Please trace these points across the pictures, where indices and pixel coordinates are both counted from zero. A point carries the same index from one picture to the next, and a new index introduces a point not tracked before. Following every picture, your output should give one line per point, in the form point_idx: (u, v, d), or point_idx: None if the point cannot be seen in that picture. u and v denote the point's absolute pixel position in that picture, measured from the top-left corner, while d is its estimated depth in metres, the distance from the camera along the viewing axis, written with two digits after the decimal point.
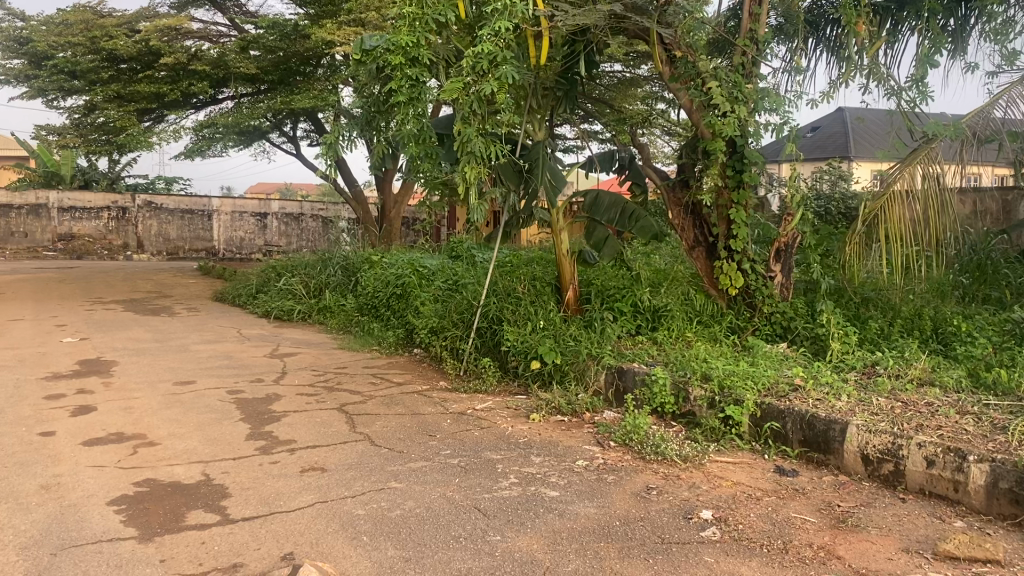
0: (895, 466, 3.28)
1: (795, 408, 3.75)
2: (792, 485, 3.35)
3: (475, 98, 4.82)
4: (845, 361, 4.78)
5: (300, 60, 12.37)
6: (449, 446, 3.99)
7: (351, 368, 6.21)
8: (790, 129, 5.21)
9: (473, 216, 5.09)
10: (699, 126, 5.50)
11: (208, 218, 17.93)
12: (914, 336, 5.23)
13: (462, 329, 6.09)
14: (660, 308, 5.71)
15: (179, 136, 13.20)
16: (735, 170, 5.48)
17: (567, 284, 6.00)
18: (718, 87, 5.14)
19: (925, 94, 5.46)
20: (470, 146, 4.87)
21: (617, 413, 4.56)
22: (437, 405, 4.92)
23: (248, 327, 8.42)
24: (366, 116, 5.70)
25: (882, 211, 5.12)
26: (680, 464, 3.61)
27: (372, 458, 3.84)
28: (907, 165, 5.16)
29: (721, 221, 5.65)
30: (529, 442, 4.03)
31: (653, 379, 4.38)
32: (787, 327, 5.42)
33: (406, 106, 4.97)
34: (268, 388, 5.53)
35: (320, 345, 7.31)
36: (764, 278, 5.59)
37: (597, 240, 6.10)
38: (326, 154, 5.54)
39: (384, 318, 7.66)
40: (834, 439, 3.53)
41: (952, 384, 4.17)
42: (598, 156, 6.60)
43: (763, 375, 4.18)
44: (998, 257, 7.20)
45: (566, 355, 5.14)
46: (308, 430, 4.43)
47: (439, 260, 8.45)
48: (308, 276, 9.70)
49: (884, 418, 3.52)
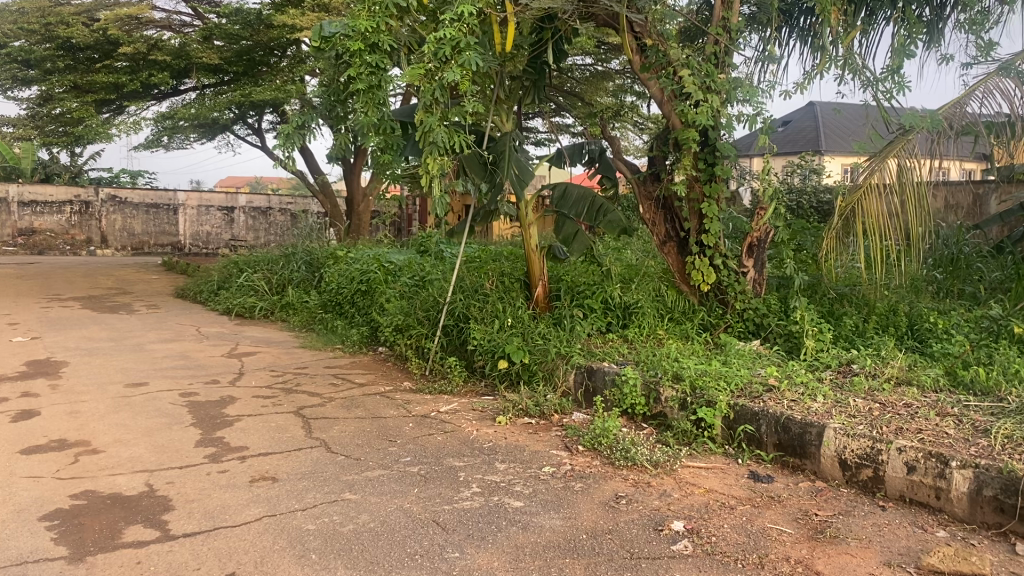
0: (873, 471, 3.14)
1: (769, 410, 3.60)
2: (767, 492, 3.20)
3: (438, 86, 4.62)
4: (820, 359, 4.65)
5: (265, 51, 12.05)
6: (410, 453, 3.80)
7: (312, 368, 5.99)
8: (763, 120, 5.06)
9: (436, 210, 4.87)
10: (670, 118, 5.34)
11: (174, 212, 17.53)
12: (889, 332, 5.12)
13: (427, 326, 5.88)
14: (631, 304, 5.55)
15: (140, 128, 12.84)
16: (706, 163, 5.33)
17: (536, 280, 5.80)
18: (689, 76, 4.98)
19: (901, 84, 5.34)
20: (433, 136, 4.66)
21: (587, 415, 4.40)
22: (399, 407, 4.72)
23: (209, 325, 8.15)
24: (326, 106, 5.48)
25: (859, 204, 5.05)
26: (651, 470, 3.45)
27: (326, 467, 3.64)
28: (883, 157, 5.05)
29: (692, 215, 5.52)
30: (493, 448, 3.85)
31: (623, 379, 4.22)
32: (759, 324, 5.29)
33: (366, 94, 4.76)
34: (224, 391, 5.30)
35: (281, 344, 7.07)
36: (737, 275, 5.45)
37: (565, 235, 5.84)
38: (284, 146, 5.32)
39: (348, 316, 7.44)
40: (810, 443, 3.38)
41: (930, 383, 4.06)
42: (568, 148, 6.43)
43: (736, 374, 4.03)
44: (970, 252, 7.13)
45: (535, 354, 4.96)
46: (261, 436, 4.21)
47: (406, 255, 8.23)
48: (271, 272, 9.43)
49: (862, 421, 3.38)
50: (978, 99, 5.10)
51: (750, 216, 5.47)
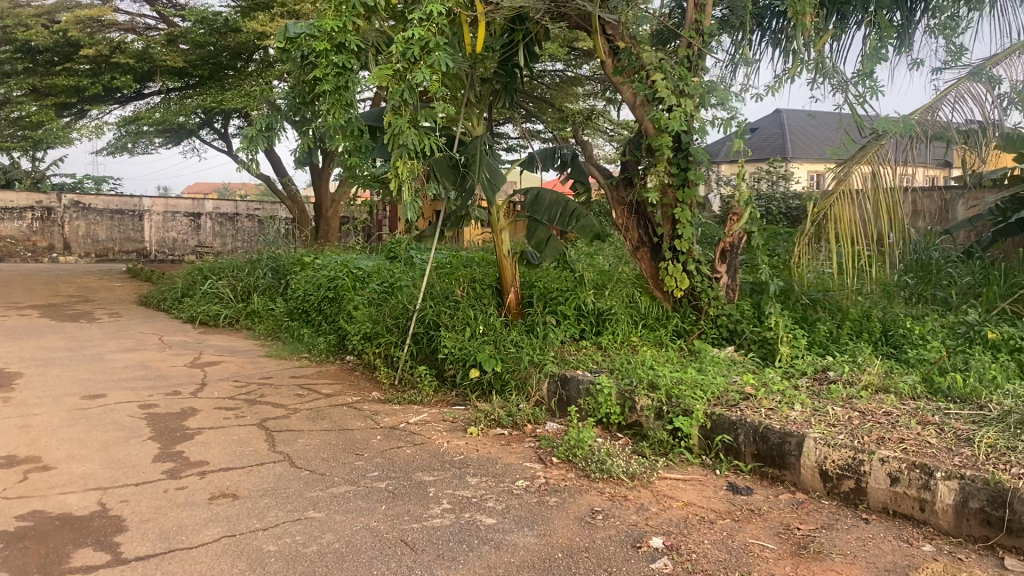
0: (855, 482, 3.05)
1: (747, 419, 3.51)
2: (747, 505, 3.10)
3: (407, 87, 4.48)
4: (795, 365, 4.57)
5: (231, 55, 11.79)
6: (378, 467, 3.65)
7: (277, 378, 5.82)
8: (738, 124, 4.99)
9: (406, 215, 4.71)
10: (643, 122, 5.25)
11: (139, 218, 17.16)
12: (863, 339, 5.07)
13: (397, 334, 5.73)
14: (605, 311, 5.45)
15: (102, 132, 12.54)
16: (680, 168, 5.26)
17: (509, 286, 5.67)
18: (663, 79, 4.90)
19: (874, 88, 5.30)
20: (401, 139, 4.52)
21: (561, 425, 4.28)
22: (366, 419, 4.57)
23: (171, 334, 7.93)
24: (292, 108, 5.32)
25: (832, 209, 4.98)
26: (627, 483, 3.33)
27: (290, 483, 3.49)
28: (857, 162, 5.00)
29: (665, 220, 5.43)
30: (464, 461, 3.71)
31: (597, 388, 4.12)
32: (734, 330, 5.21)
33: (332, 96, 4.61)
34: (185, 403, 5.11)
35: (246, 353, 6.88)
36: (710, 280, 5.37)
37: (538, 241, 5.81)
38: (247, 149, 5.15)
39: (315, 324, 7.27)
40: (790, 453, 3.29)
41: (907, 391, 3.99)
42: (539, 152, 6.33)
43: (712, 383, 3.93)
44: (940, 257, 7.14)
45: (507, 363, 4.84)
46: (222, 450, 4.05)
47: (374, 261, 8.07)
48: (236, 279, 9.22)
49: (842, 430, 3.30)
50: (950, 103, 5.08)
51: (723, 222, 5.41)
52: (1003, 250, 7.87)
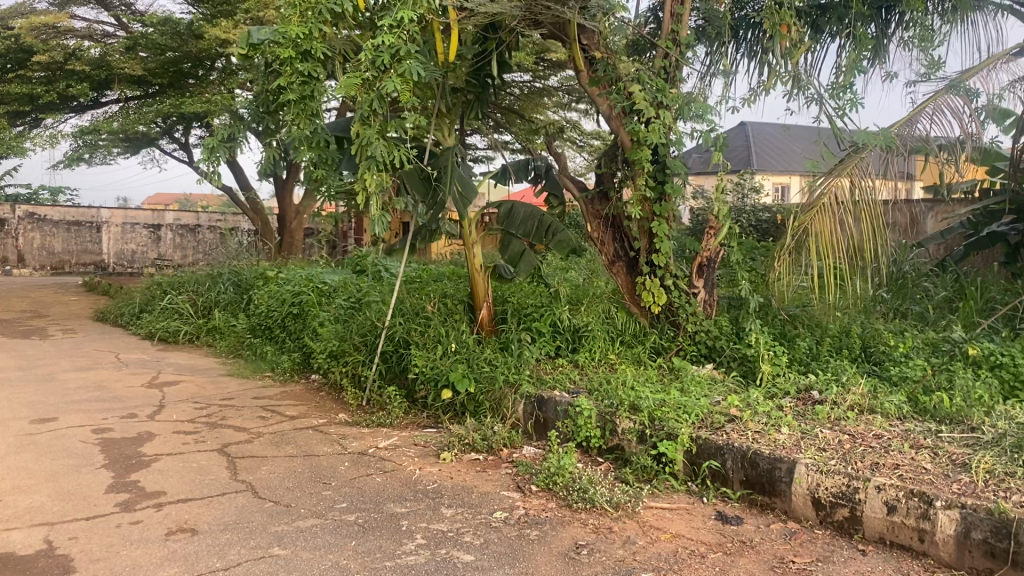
0: (850, 511, 2.92)
1: (734, 444, 3.36)
2: (738, 537, 2.95)
3: (376, 96, 4.29)
4: (777, 385, 4.45)
5: (193, 63, 11.51)
6: (347, 498, 3.45)
7: (239, 399, 5.57)
8: (717, 136, 4.87)
9: (374, 230, 4.50)
10: (619, 134, 5.13)
11: (97, 230, 16.67)
12: (843, 355, 4.97)
13: (365, 352, 5.52)
14: (581, 327, 5.29)
15: (56, 141, 12.16)
16: (657, 181, 5.13)
17: (481, 302, 5.50)
18: (640, 90, 4.77)
19: (853, 100, 5.23)
20: (370, 150, 4.33)
21: (539, 449, 4.11)
22: (334, 444, 4.36)
23: (129, 352, 7.62)
24: (255, 117, 5.11)
25: (813, 222, 4.88)
26: (612, 513, 3.17)
27: (253, 516, 3.27)
28: (837, 176, 4.92)
29: (642, 234, 5.31)
30: (439, 490, 3.52)
31: (576, 411, 3.96)
32: (712, 347, 5.08)
33: (297, 105, 4.41)
34: (141, 426, 4.85)
35: (207, 372, 6.62)
36: (687, 296, 5.24)
37: (512, 255, 5.61)
38: (207, 159, 4.89)
39: (279, 341, 7.03)
40: (780, 480, 3.16)
41: (894, 411, 3.90)
42: (512, 164, 6.18)
43: (695, 405, 3.79)
44: (913, 271, 7.11)
45: (481, 383, 4.66)
46: (180, 479, 3.80)
47: (341, 276, 7.85)
48: (197, 293, 8.93)
49: (834, 456, 3.16)
50: (929, 117, 5.02)
51: (701, 236, 5.30)
52: (973, 263, 7.88)
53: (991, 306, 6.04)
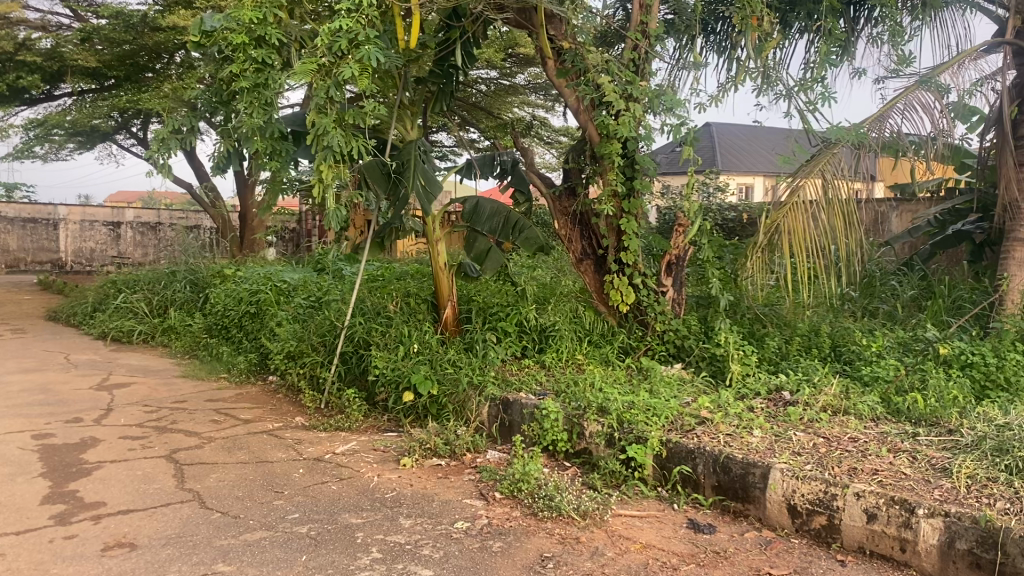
0: (828, 519, 2.79)
1: (706, 448, 3.22)
2: (712, 547, 2.81)
3: (333, 83, 4.09)
4: (748, 385, 4.34)
5: (149, 55, 11.18)
6: (300, 508, 3.26)
7: (191, 402, 5.33)
8: (687, 130, 4.72)
9: (330, 224, 4.31)
10: (587, 128, 4.98)
11: (53, 228, 16.01)
12: (814, 355, 4.87)
13: (323, 353, 5.32)
14: (547, 327, 5.13)
15: (7, 135, 11.75)
16: (625, 176, 4.99)
17: (445, 301, 5.31)
18: (609, 82, 4.62)
19: (824, 95, 5.13)
20: (326, 140, 4.13)
21: (503, 454, 3.95)
22: (289, 449, 4.16)
23: (78, 353, 7.32)
24: (208, 108, 4.90)
25: (785, 220, 4.77)
26: (579, 522, 3.01)
27: (198, 529, 3.06)
28: (809, 172, 4.81)
29: (610, 231, 5.17)
30: (397, 499, 3.34)
31: (542, 414, 3.81)
32: (681, 347, 4.96)
33: (250, 93, 4.20)
34: (85, 431, 4.61)
35: (159, 373, 6.36)
36: (656, 294, 5.10)
37: (478, 252, 5.44)
38: (155, 154, 4.66)
39: (235, 341, 6.79)
40: (753, 486, 3.02)
41: (868, 412, 3.81)
42: (477, 159, 6.00)
43: (665, 407, 3.66)
44: (882, 270, 7.05)
45: (443, 384, 4.48)
46: (122, 489, 3.57)
47: (300, 274, 7.63)
48: (151, 292, 8.63)
49: (810, 460, 3.04)
50: (900, 112, 4.91)
51: (670, 233, 5.17)
52: (941, 262, 7.85)
53: (959, 304, 5.99)
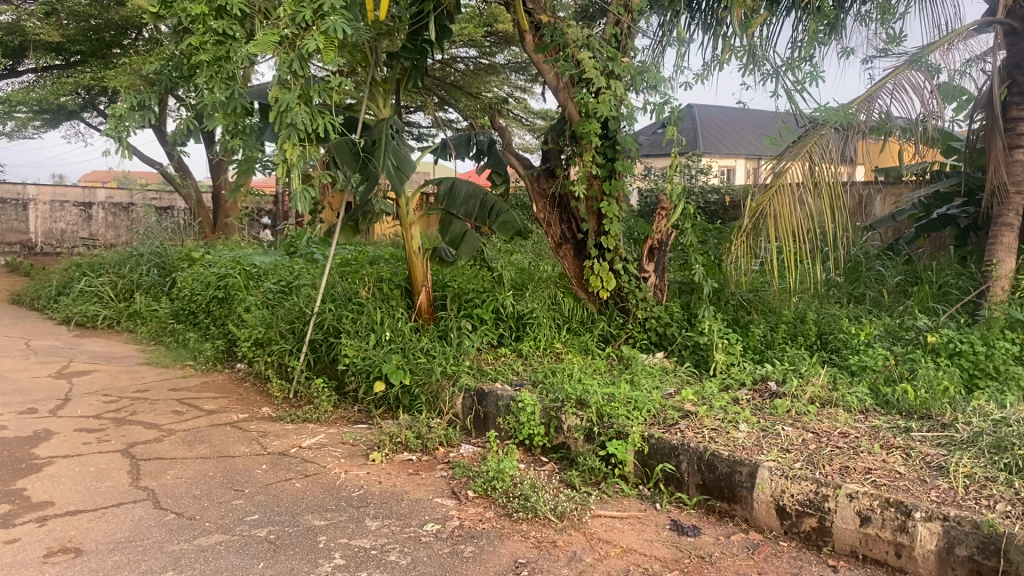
0: (819, 521, 2.64)
1: (689, 444, 3.06)
2: (696, 551, 2.65)
3: (297, 56, 3.86)
4: (732, 375, 4.18)
5: (116, 31, 10.82)
6: (260, 508, 3.07)
7: (154, 392, 5.11)
8: (671, 110, 4.53)
9: (296, 206, 4.10)
10: (567, 106, 4.79)
11: (23, 208, 15.07)
12: (799, 343, 4.72)
13: (292, 340, 5.11)
14: (525, 314, 4.95)
15: None
16: (606, 158, 4.82)
17: (419, 286, 5.11)
18: (590, 58, 4.42)
19: (813, 75, 4.95)
20: (290, 117, 3.90)
21: (477, 448, 3.77)
22: (253, 443, 3.96)
23: (40, 338, 7.05)
24: (167, 83, 4.64)
25: (772, 203, 4.60)
26: (555, 524, 2.84)
27: (150, 532, 2.86)
28: (796, 155, 4.64)
29: (590, 215, 5.00)
30: (364, 499, 3.16)
31: (519, 407, 3.64)
32: (662, 335, 4.80)
33: (209, 67, 3.96)
34: (39, 423, 4.37)
35: (123, 361, 6.13)
36: (637, 281, 4.94)
37: (452, 237, 5.20)
38: (112, 133, 4.40)
39: (202, 327, 6.57)
40: (740, 485, 2.86)
41: (857, 405, 3.67)
42: (453, 139, 5.78)
43: (647, 399, 3.49)
44: (866, 255, 6.93)
45: (416, 374, 4.30)
46: (72, 487, 3.36)
47: (271, 257, 7.40)
48: (117, 275, 8.35)
49: (799, 458, 2.88)
50: (889, 93, 4.74)
51: (652, 217, 5.00)
52: (926, 247, 7.73)
53: (945, 291, 5.88)
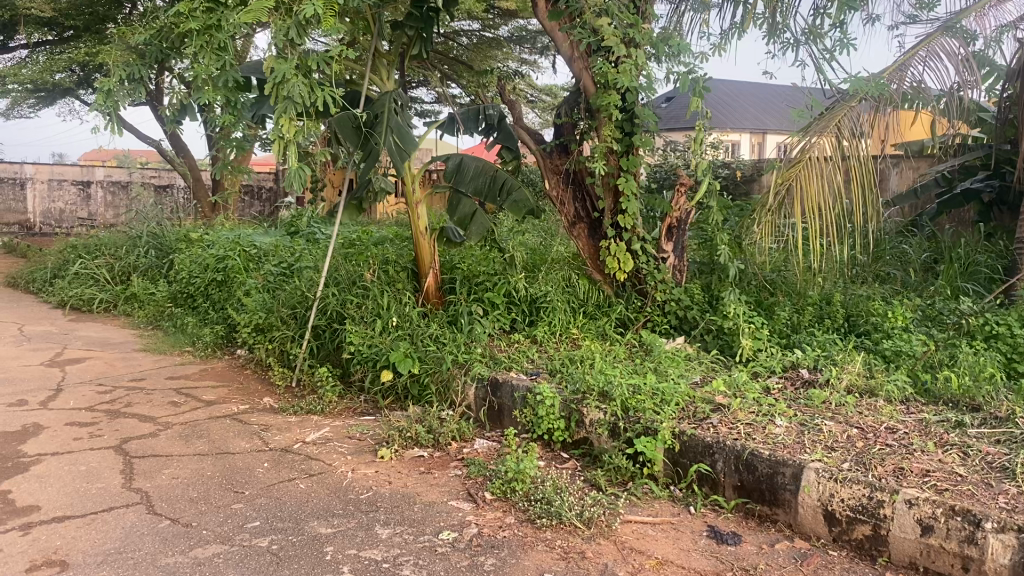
0: (873, 529, 2.41)
1: (725, 441, 2.82)
2: (739, 563, 2.42)
3: (294, 22, 3.60)
4: (761, 362, 3.94)
5: (110, 4, 10.33)
6: (262, 513, 2.84)
7: (150, 381, 4.88)
8: (695, 80, 4.26)
9: (290, 185, 3.82)
10: (583, 77, 4.55)
11: (21, 187, 14.71)
12: (827, 326, 4.48)
13: (294, 326, 4.88)
14: (538, 297, 4.69)
15: None
16: (623, 132, 4.55)
17: (425, 269, 4.85)
18: (609, 24, 4.15)
19: (842, 42, 4.65)
20: (286, 89, 3.63)
21: (492, 444, 3.54)
22: (254, 438, 3.74)
23: (34, 324, 6.80)
24: (157, 54, 4.37)
25: (799, 178, 4.31)
26: (583, 532, 2.61)
27: (142, 542, 2.63)
28: (826, 125, 4.36)
29: (607, 192, 4.74)
30: (373, 502, 2.93)
31: (537, 399, 3.41)
32: (683, 318, 4.55)
33: (200, 36, 3.70)
34: (29, 417, 4.14)
35: (119, 347, 5.89)
36: (656, 261, 4.69)
37: (461, 218, 4.94)
38: (100, 107, 4.12)
39: (201, 311, 6.34)
40: (782, 488, 2.64)
41: (897, 395, 3.43)
42: (461, 113, 5.50)
43: (675, 391, 3.24)
44: (888, 231, 6.67)
45: (425, 363, 4.07)
46: (61, 490, 3.13)
47: (271, 237, 7.16)
48: (114, 257, 8.09)
49: (848, 458, 2.65)
50: (922, 61, 4.44)
51: (670, 193, 4.69)
52: (948, 222, 7.45)
53: (973, 269, 5.63)
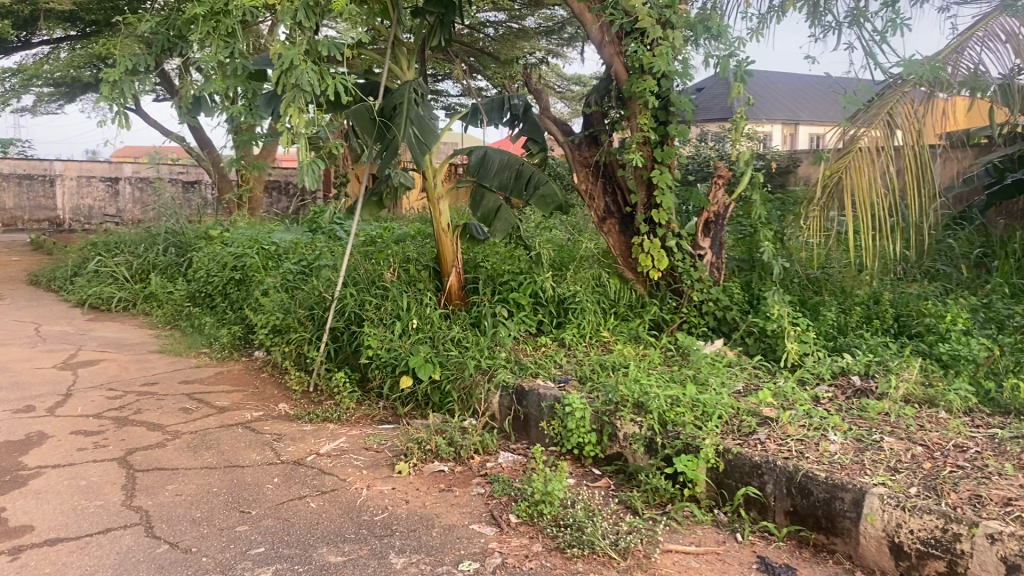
0: (948, 566, 2.14)
1: (776, 461, 2.55)
2: None
3: (303, 3, 3.38)
4: (809, 367, 3.65)
5: None
6: (270, 537, 2.62)
7: (164, 385, 4.69)
8: (736, 64, 3.97)
9: (303, 180, 3.58)
10: (614, 63, 4.28)
11: (49, 184, 14.66)
12: (879, 328, 4.17)
13: (311, 328, 4.66)
14: (567, 297, 4.43)
15: None
16: (657, 121, 4.27)
17: (448, 268, 4.61)
18: (642, 5, 3.87)
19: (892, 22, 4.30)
20: (294, 75, 3.38)
21: (518, 458, 3.31)
22: (266, 450, 3.52)
23: (52, 323, 6.66)
24: (166, 42, 4.15)
25: (848, 169, 3.99)
26: (618, 565, 2.35)
27: (137, 570, 2.42)
28: (876, 112, 4.04)
29: (639, 185, 4.46)
30: (389, 524, 2.69)
31: (565, 410, 3.16)
32: (721, 319, 4.26)
33: (205, 20, 3.49)
34: (34, 425, 3.95)
35: (135, 348, 5.72)
36: (692, 259, 4.38)
37: (485, 212, 4.76)
38: (108, 99, 3.95)
39: (219, 310, 6.16)
40: (841, 515, 2.37)
41: (962, 405, 3.13)
42: (485, 103, 5.25)
43: (718, 402, 2.97)
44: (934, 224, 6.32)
45: (447, 368, 3.83)
46: (58, 508, 2.93)
47: (292, 233, 6.96)
48: (134, 255, 7.95)
49: (915, 481, 2.37)
50: (979, 42, 4.07)
51: (707, 186, 4.38)
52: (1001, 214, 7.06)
53: None
